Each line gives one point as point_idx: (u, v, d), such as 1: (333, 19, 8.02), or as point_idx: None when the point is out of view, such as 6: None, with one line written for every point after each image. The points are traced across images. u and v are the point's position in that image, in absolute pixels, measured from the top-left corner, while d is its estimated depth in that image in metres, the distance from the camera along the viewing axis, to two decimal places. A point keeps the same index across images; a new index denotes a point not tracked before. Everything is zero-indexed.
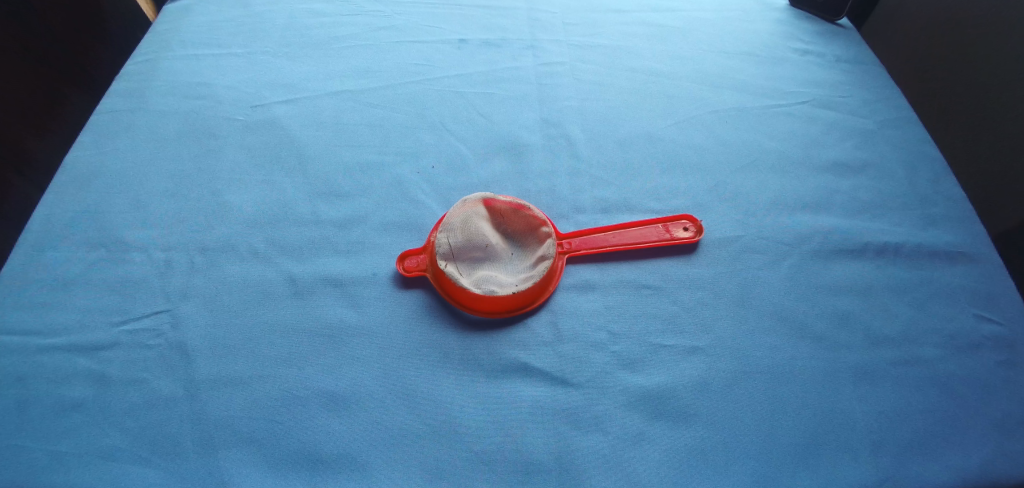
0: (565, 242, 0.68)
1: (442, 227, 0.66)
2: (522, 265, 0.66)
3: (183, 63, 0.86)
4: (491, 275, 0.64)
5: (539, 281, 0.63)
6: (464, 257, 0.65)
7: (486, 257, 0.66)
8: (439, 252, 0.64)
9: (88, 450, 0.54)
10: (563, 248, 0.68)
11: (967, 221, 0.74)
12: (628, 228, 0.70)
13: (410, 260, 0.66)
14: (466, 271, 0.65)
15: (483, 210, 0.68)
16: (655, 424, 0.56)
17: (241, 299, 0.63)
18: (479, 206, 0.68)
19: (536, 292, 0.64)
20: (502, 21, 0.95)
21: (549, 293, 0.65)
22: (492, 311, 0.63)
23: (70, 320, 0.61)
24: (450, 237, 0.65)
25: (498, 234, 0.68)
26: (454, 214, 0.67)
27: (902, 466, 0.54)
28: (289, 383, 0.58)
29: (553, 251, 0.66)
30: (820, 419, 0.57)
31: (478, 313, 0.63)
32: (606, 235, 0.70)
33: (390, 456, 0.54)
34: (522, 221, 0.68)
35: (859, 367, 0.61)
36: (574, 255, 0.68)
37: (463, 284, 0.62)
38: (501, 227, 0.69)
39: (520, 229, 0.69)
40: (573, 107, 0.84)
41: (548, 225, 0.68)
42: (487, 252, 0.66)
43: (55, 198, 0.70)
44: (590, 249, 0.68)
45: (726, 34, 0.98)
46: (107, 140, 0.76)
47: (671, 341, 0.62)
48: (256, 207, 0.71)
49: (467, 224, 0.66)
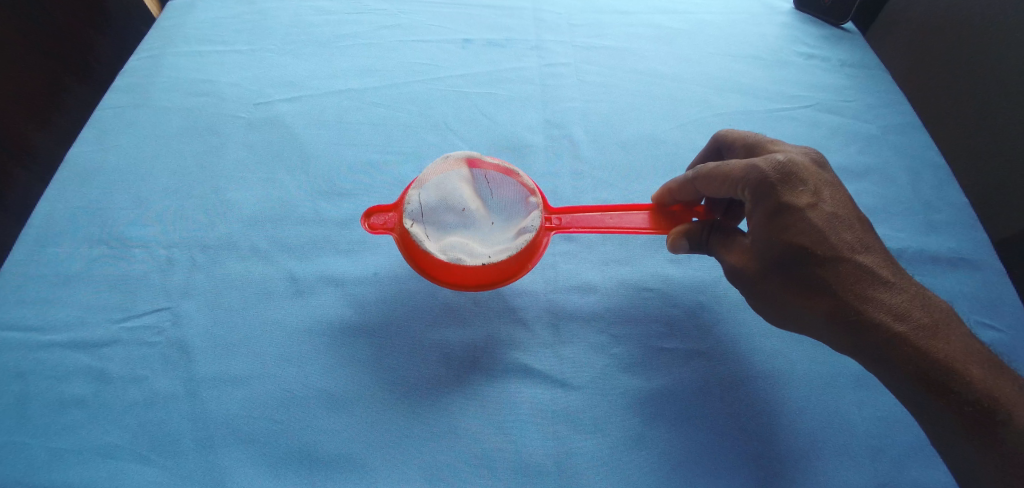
0: (553, 216, 0.65)
1: (416, 184, 0.65)
2: (495, 234, 0.67)
3: (187, 60, 0.86)
4: (460, 242, 0.65)
5: (517, 255, 0.62)
6: (432, 216, 0.65)
7: (458, 221, 0.67)
8: (408, 210, 0.64)
9: (87, 446, 0.54)
10: (551, 223, 0.64)
11: (969, 227, 0.74)
12: (627, 212, 0.65)
13: (375, 217, 0.64)
14: (434, 231, 0.65)
15: (465, 172, 0.68)
16: (654, 428, 0.56)
17: (241, 296, 0.63)
18: (462, 166, 0.68)
19: (513, 270, 0.63)
20: (507, 21, 0.95)
21: (524, 269, 0.63)
22: (455, 282, 0.63)
23: (71, 316, 0.61)
24: (423, 195, 0.65)
25: (476, 200, 0.68)
26: (433, 171, 0.67)
27: (900, 472, 0.56)
28: (289, 382, 0.57)
29: (538, 224, 0.64)
30: (819, 426, 0.58)
31: (441, 282, 0.63)
32: (602, 215, 0.65)
33: (389, 457, 0.54)
34: (505, 187, 0.68)
35: (859, 373, 0.61)
36: (561, 232, 0.64)
37: (428, 249, 0.61)
38: (480, 191, 0.69)
39: (499, 194, 0.69)
40: (577, 108, 0.84)
41: (536, 194, 0.66)
42: (460, 215, 0.67)
43: (57, 194, 0.70)
44: (581, 227, 0.64)
45: (731, 37, 0.98)
46: (110, 135, 0.76)
47: (671, 345, 0.62)
48: (258, 205, 0.71)
49: (444, 183, 0.67)
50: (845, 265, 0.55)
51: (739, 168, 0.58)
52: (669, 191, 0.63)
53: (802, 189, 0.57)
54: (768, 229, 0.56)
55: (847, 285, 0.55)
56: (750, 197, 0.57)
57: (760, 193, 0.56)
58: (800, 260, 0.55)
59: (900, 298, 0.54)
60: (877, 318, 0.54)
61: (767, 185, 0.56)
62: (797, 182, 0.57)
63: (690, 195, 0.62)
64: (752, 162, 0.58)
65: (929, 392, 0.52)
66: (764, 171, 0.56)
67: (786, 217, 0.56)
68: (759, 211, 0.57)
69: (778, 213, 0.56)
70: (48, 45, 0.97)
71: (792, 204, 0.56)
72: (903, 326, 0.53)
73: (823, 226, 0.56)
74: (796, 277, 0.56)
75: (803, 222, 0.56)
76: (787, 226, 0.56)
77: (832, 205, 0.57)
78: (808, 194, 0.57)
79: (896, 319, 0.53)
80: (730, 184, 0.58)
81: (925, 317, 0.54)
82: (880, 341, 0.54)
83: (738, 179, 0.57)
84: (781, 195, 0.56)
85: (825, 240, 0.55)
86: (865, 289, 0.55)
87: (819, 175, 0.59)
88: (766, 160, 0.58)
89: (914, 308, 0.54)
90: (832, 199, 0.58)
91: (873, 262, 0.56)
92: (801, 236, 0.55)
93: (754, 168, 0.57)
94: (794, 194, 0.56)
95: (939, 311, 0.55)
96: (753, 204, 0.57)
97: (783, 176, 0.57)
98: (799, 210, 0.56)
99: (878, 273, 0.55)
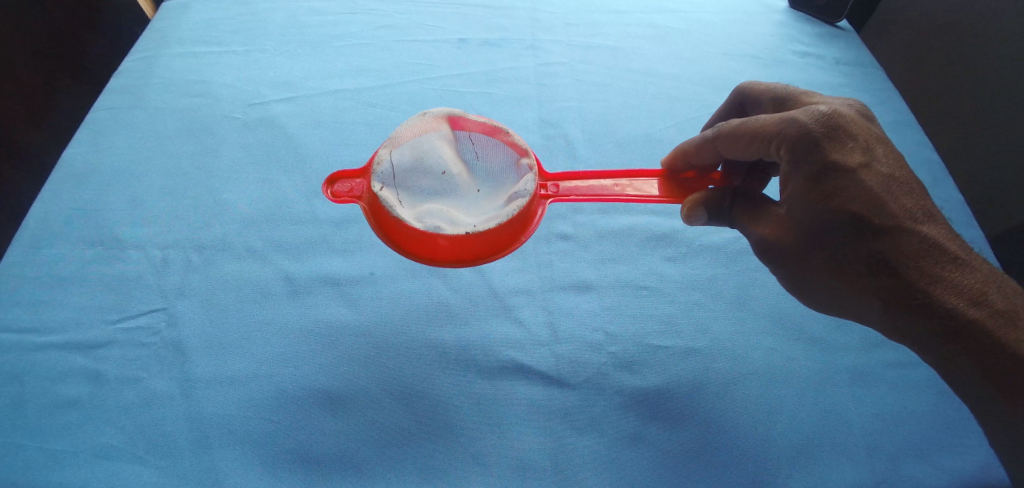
0: (549, 184, 0.69)
1: (387, 147, 0.71)
2: (466, 194, 0.73)
3: (182, 61, 0.86)
4: (433, 207, 0.70)
5: (503, 225, 0.66)
6: (409, 175, 0.71)
7: (432, 182, 0.72)
8: (376, 173, 0.69)
9: (83, 448, 0.54)
10: (546, 191, 0.69)
11: (964, 224, 0.75)
12: (635, 179, 0.68)
13: (340, 186, 0.70)
14: (406, 191, 0.71)
15: (440, 135, 0.74)
16: (651, 426, 0.56)
17: (237, 297, 0.63)
18: (435, 131, 0.74)
19: (501, 242, 0.67)
20: (503, 21, 0.95)
21: (504, 239, 0.67)
22: (424, 255, 0.67)
23: (65, 318, 0.61)
24: (393, 157, 0.71)
25: (452, 161, 0.74)
26: (403, 135, 0.72)
27: (897, 469, 0.56)
28: (284, 382, 0.57)
29: (530, 189, 0.67)
30: (816, 423, 0.58)
31: (411, 254, 0.67)
32: (608, 183, 0.68)
33: (385, 456, 0.54)
34: (483, 146, 0.74)
35: (854, 370, 0.62)
36: (558, 200, 0.69)
37: (401, 218, 0.65)
38: (455, 153, 0.74)
39: (472, 156, 0.75)
40: (573, 108, 0.84)
41: (529, 156, 0.70)
42: (433, 177, 0.72)
43: (52, 195, 0.70)
44: (579, 195, 0.68)
45: (727, 36, 0.98)
46: (104, 137, 0.76)
47: (666, 342, 0.62)
48: (253, 205, 0.71)
49: (416, 146, 0.72)
50: (907, 236, 0.53)
51: (774, 122, 0.55)
52: (679, 155, 0.65)
53: (851, 145, 0.54)
54: (812, 187, 0.53)
55: (911, 259, 0.53)
56: (789, 152, 0.54)
57: (803, 147, 0.54)
58: (859, 230, 0.53)
59: (969, 278, 0.53)
60: (947, 300, 0.52)
61: (819, 142, 0.54)
62: (846, 138, 0.54)
63: (709, 157, 0.62)
64: (792, 114, 0.55)
65: (1005, 385, 0.50)
66: (808, 124, 0.54)
67: (833, 174, 0.53)
68: (800, 169, 0.54)
69: (833, 174, 0.53)
70: (44, 45, 0.96)
71: (848, 165, 0.53)
72: (978, 311, 0.51)
73: (881, 190, 0.53)
74: (855, 248, 0.53)
75: (859, 184, 0.53)
76: (843, 189, 0.53)
77: (887, 167, 0.55)
78: (861, 154, 0.54)
79: (970, 305, 0.51)
80: (766, 139, 0.56)
81: (1001, 303, 0.52)
82: (952, 325, 0.51)
83: (776, 132, 0.55)
84: (835, 155, 0.53)
85: (877, 201, 0.53)
86: (932, 265, 0.53)
87: (869, 132, 0.57)
88: (809, 113, 0.55)
89: (988, 291, 0.52)
90: (886, 161, 0.56)
91: (937, 234, 0.54)
92: (860, 202, 0.53)
93: (802, 123, 0.54)
94: (848, 153, 0.54)
95: (1008, 291, 0.54)
96: (793, 163, 0.55)
97: (831, 130, 0.54)
98: (850, 168, 0.53)
99: (942, 246, 0.53)
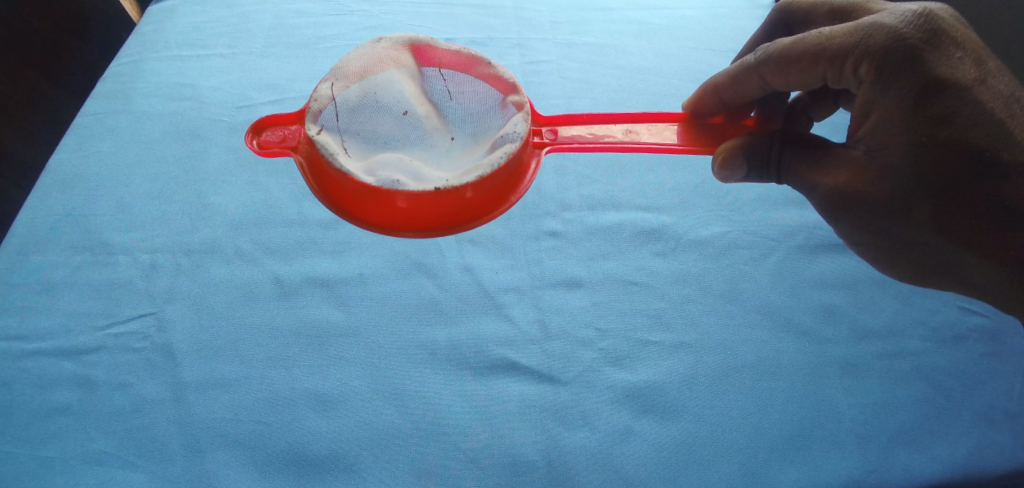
0: (544, 130, 0.69)
1: (327, 81, 0.71)
2: (426, 135, 0.74)
3: (169, 64, 0.86)
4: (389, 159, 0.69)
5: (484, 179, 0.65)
6: (360, 115, 0.73)
7: (387, 119, 0.74)
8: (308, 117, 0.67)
9: (74, 454, 0.53)
10: (546, 140, 0.69)
11: None
12: (654, 126, 0.68)
13: (266, 136, 0.69)
14: (359, 132, 0.72)
15: (394, 72, 0.76)
16: (643, 421, 0.57)
17: (227, 299, 0.63)
18: (393, 66, 0.76)
19: (479, 206, 0.67)
20: (491, 20, 0.96)
21: (467, 198, 0.65)
22: (359, 214, 0.67)
23: (55, 324, 0.61)
24: (332, 88, 0.70)
25: (412, 99, 0.75)
26: (352, 60, 0.73)
27: (888, 458, 0.56)
28: (277, 383, 0.57)
29: (524, 131, 0.67)
30: (806, 414, 0.58)
31: (353, 215, 0.67)
32: (625, 131, 0.68)
33: (378, 457, 0.53)
34: (439, 84, 0.76)
35: (845, 360, 0.62)
36: (557, 148, 0.68)
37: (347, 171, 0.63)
38: (416, 89, 0.76)
39: (433, 95, 0.77)
40: (561, 105, 0.84)
41: (518, 94, 0.70)
42: (385, 114, 0.74)
43: (38, 202, 0.70)
44: (578, 144, 0.67)
45: (714, 32, 0.99)
46: (92, 142, 0.76)
47: (657, 337, 0.62)
48: (242, 208, 0.71)
49: (370, 81, 0.74)
50: None
51: (852, 33, 0.52)
52: (707, 94, 0.65)
53: (950, 51, 0.51)
54: (904, 108, 0.50)
55: None
56: (873, 68, 0.51)
57: (892, 58, 0.50)
58: (986, 158, 0.49)
59: None
60: None
61: (928, 54, 0.50)
62: (956, 51, 0.51)
63: (755, 85, 0.60)
64: (872, 22, 0.52)
65: None
66: (893, 31, 0.51)
67: (932, 87, 0.49)
68: (908, 84, 0.50)
69: (947, 91, 0.49)
70: (32, 52, 0.95)
71: (965, 81, 0.50)
72: None
73: (1004, 113, 0.51)
74: (978, 181, 0.50)
75: (981, 102, 0.50)
76: (962, 109, 0.49)
77: (1004, 88, 0.53)
78: (976, 72, 0.52)
79: None
80: (844, 54, 0.52)
81: None
82: None
83: (856, 45, 0.51)
84: (951, 70, 0.50)
85: (986, 115, 0.50)
86: None
87: (977, 47, 0.54)
88: (894, 20, 0.52)
89: None
90: (1000, 82, 0.53)
91: None
92: (982, 126, 0.50)
93: (903, 31, 0.51)
94: (964, 70, 0.51)
95: None
96: (894, 79, 0.50)
97: (927, 36, 0.51)
98: (963, 82, 0.50)
99: None
